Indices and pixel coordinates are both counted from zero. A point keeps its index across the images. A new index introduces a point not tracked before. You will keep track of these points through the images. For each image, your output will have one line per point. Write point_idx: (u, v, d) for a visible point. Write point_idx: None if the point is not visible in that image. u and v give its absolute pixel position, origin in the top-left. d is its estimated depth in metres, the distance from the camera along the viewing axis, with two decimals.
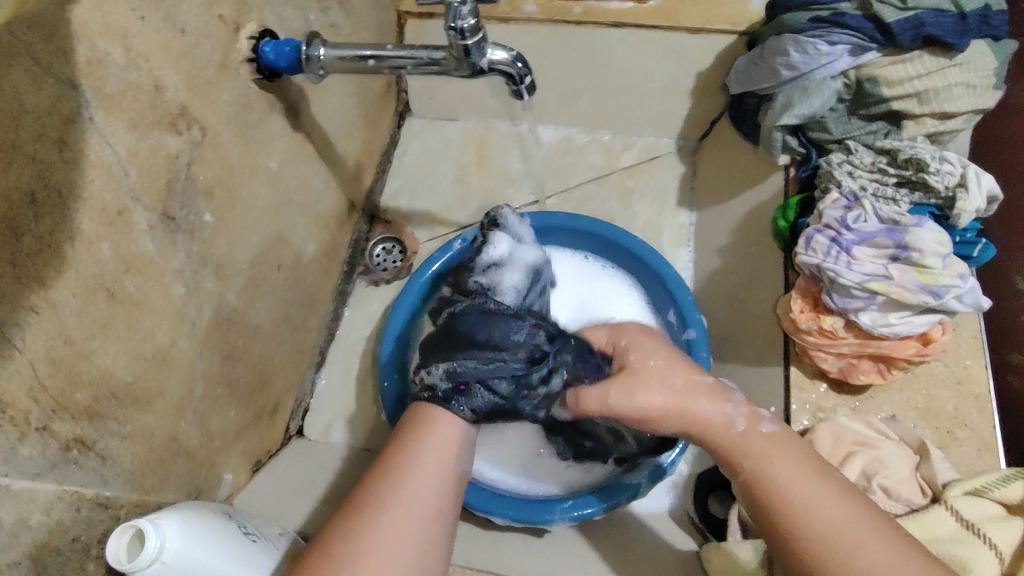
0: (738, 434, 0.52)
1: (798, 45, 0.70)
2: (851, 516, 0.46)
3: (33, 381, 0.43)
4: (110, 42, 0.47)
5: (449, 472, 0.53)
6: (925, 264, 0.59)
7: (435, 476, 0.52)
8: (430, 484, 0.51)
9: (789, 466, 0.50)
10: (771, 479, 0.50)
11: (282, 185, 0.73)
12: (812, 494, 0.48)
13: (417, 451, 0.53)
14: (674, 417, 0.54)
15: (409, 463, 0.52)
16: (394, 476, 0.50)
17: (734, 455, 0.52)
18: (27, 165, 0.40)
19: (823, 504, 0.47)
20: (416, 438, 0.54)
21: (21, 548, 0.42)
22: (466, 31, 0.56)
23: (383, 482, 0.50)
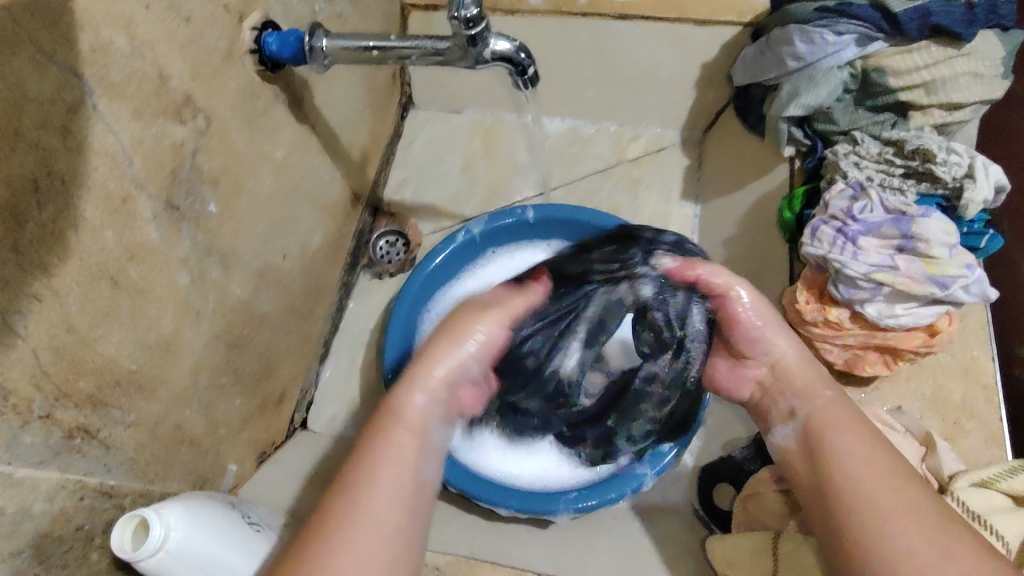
0: (814, 378, 0.57)
1: (803, 35, 0.69)
2: (884, 469, 0.48)
3: (37, 368, 0.43)
4: (115, 30, 0.47)
5: (403, 476, 0.49)
6: (932, 254, 0.59)
7: (396, 476, 0.49)
8: (392, 485, 0.48)
9: (845, 416, 0.53)
10: (825, 418, 0.53)
11: (288, 174, 0.72)
12: (860, 442, 0.50)
13: (374, 457, 0.49)
14: (762, 335, 0.59)
15: (367, 472, 0.48)
16: (349, 489, 0.47)
17: (810, 391, 0.56)
18: (28, 152, 0.40)
19: (864, 452, 0.50)
20: (373, 439, 0.51)
21: (24, 536, 0.43)
22: (468, 21, 0.56)
23: (337, 496, 0.47)
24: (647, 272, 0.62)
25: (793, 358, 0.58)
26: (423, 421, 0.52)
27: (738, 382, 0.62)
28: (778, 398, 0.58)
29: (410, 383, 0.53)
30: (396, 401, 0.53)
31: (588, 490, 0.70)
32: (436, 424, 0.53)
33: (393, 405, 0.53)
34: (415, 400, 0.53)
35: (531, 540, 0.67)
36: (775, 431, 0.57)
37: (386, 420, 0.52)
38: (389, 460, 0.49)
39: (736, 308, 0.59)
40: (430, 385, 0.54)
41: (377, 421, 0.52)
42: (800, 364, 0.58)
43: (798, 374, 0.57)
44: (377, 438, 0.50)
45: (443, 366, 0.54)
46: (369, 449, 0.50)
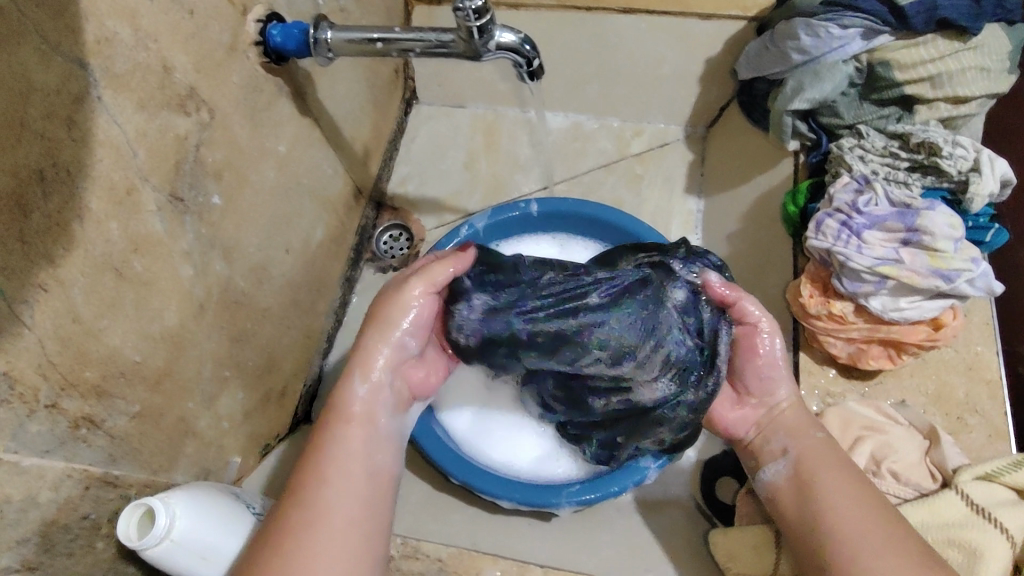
0: (801, 419, 0.59)
1: (808, 28, 0.69)
2: (867, 510, 0.50)
3: (43, 358, 0.43)
4: (118, 22, 0.47)
5: (356, 470, 0.50)
6: (937, 247, 0.59)
7: (348, 472, 0.50)
8: (345, 478, 0.49)
9: (833, 458, 0.55)
10: (814, 457, 0.55)
11: (290, 168, 0.72)
12: (846, 482, 0.53)
13: (322, 454, 0.51)
14: (772, 371, 0.60)
15: (320, 472, 0.49)
16: (301, 491, 0.49)
17: (799, 432, 0.58)
18: (34, 142, 0.40)
19: (849, 491, 0.52)
20: (320, 441, 0.52)
21: (30, 524, 0.43)
22: (473, 12, 0.55)
23: (292, 497, 0.49)
24: (686, 286, 0.60)
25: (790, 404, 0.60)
26: (368, 412, 0.53)
27: (735, 424, 0.62)
28: (770, 438, 0.59)
29: (347, 380, 0.54)
30: (336, 399, 0.54)
31: (589, 484, 0.69)
32: (383, 411, 0.55)
33: (335, 404, 0.54)
34: (356, 394, 0.54)
35: (532, 533, 0.67)
36: (766, 469, 0.58)
37: (330, 418, 0.53)
38: (337, 454, 0.51)
39: (757, 341, 0.60)
40: (369, 373, 0.54)
41: (323, 421, 0.53)
42: (788, 402, 0.60)
43: (790, 416, 0.59)
44: (323, 436, 0.52)
45: (378, 355, 0.55)
46: (320, 449, 0.51)
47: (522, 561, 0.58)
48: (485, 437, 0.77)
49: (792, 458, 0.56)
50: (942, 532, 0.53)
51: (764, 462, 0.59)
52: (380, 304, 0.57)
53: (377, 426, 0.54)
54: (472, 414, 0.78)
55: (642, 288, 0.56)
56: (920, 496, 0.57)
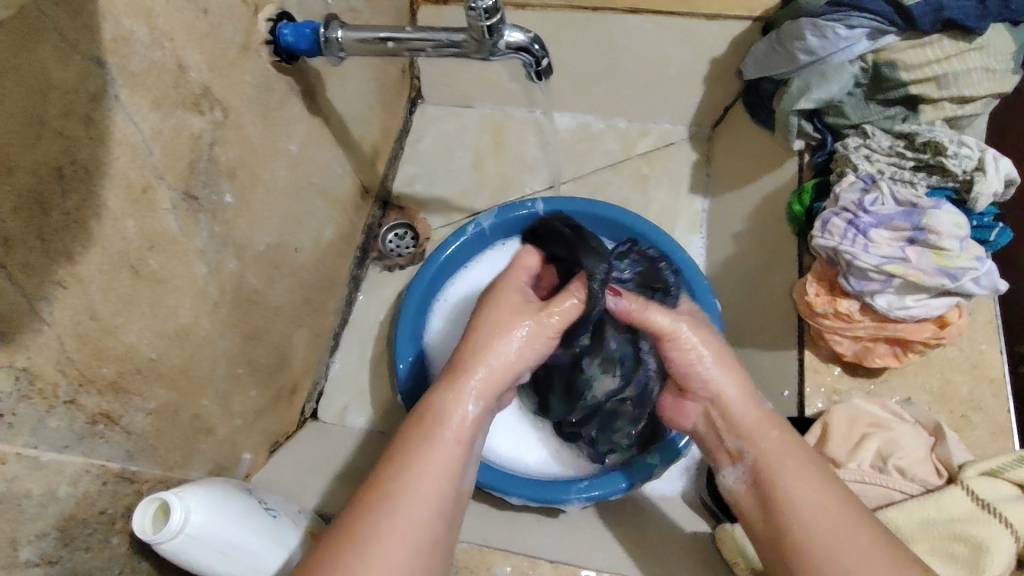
0: (755, 416, 0.58)
1: (816, 29, 0.69)
2: (838, 516, 0.50)
3: (61, 354, 0.44)
4: (134, 21, 0.47)
5: (449, 487, 0.50)
6: (942, 246, 0.59)
7: (437, 484, 0.49)
8: (432, 489, 0.49)
9: (791, 457, 0.55)
10: (770, 457, 0.55)
11: (301, 167, 0.73)
12: (804, 484, 0.53)
13: (417, 459, 0.50)
14: (704, 368, 0.60)
15: (410, 479, 0.49)
16: (396, 496, 0.47)
17: (753, 431, 0.57)
18: (54, 140, 0.41)
19: (814, 494, 0.52)
20: (416, 445, 0.51)
21: (49, 518, 0.44)
22: (485, 12, 0.56)
23: (385, 496, 0.47)
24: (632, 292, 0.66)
25: (736, 396, 0.59)
26: (469, 432, 0.54)
27: (679, 414, 0.64)
28: (726, 437, 0.60)
29: (459, 392, 0.55)
30: (442, 408, 0.54)
31: (596, 480, 0.70)
32: (477, 435, 0.55)
33: (435, 410, 0.54)
34: (465, 408, 0.54)
35: (540, 529, 0.67)
36: (727, 473, 0.59)
37: (431, 424, 0.53)
38: (435, 464, 0.50)
39: (682, 342, 0.60)
40: (482, 393, 0.55)
41: (421, 426, 0.53)
42: (738, 395, 0.59)
43: (743, 414, 0.58)
44: (423, 442, 0.51)
45: (486, 376, 0.56)
46: (416, 452, 0.51)
47: (532, 557, 0.58)
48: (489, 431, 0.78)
49: (749, 462, 0.57)
50: (948, 527, 0.54)
51: (725, 465, 0.60)
52: (496, 321, 0.59)
53: (471, 449, 0.54)
54: None
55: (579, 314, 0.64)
56: (925, 492, 0.57)
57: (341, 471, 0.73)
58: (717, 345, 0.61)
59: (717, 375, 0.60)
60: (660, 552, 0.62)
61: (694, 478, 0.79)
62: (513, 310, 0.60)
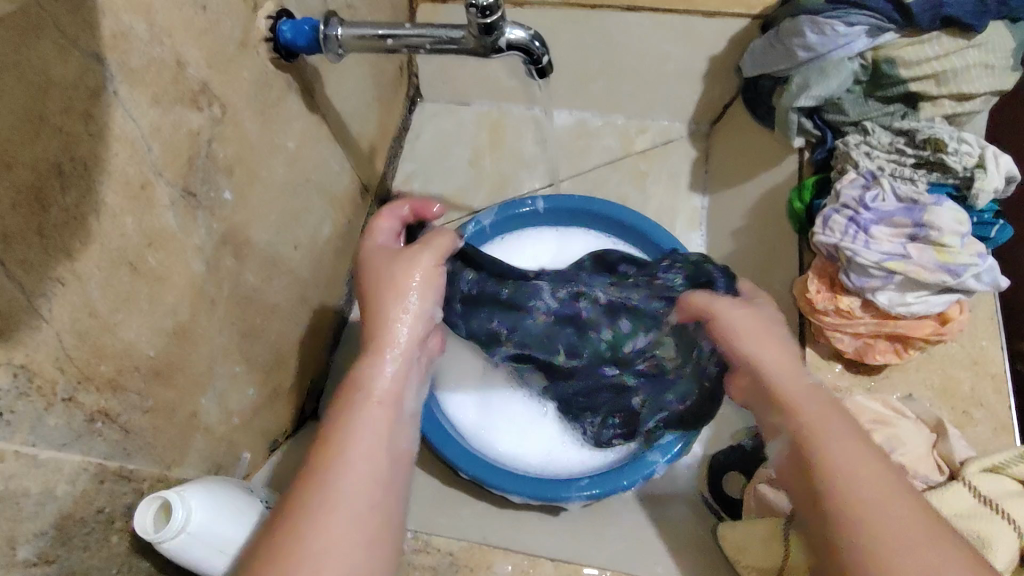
0: (800, 387, 0.54)
1: (814, 26, 0.69)
2: (891, 490, 0.45)
3: (61, 352, 0.44)
4: (134, 17, 0.47)
5: (382, 449, 0.48)
6: (944, 242, 0.59)
7: (371, 449, 0.48)
8: (367, 456, 0.47)
9: (836, 423, 0.50)
10: (814, 426, 0.50)
11: (299, 164, 0.73)
12: (856, 453, 0.47)
13: (343, 433, 0.48)
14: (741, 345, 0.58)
15: (341, 449, 0.47)
16: (326, 468, 0.45)
17: (792, 402, 0.53)
18: (53, 136, 0.41)
19: (865, 462, 0.47)
20: (340, 418, 0.49)
21: (47, 517, 0.43)
22: (484, 9, 0.56)
23: (316, 475, 0.45)
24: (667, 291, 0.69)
25: (779, 369, 0.56)
26: (391, 393, 0.52)
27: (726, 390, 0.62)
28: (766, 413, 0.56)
29: (374, 357, 0.53)
30: (361, 377, 0.52)
31: (597, 478, 0.70)
32: (406, 395, 0.54)
33: (357, 380, 0.52)
34: (383, 371, 0.53)
35: (540, 526, 0.67)
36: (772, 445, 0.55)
37: (352, 396, 0.51)
38: (363, 430, 0.49)
39: (731, 323, 0.60)
40: (398, 351, 0.54)
41: (344, 400, 0.51)
42: (774, 358, 0.56)
43: (784, 384, 0.55)
44: (347, 414, 0.50)
45: (402, 332, 0.55)
46: (340, 426, 0.49)
47: (533, 556, 0.57)
48: (493, 425, 0.78)
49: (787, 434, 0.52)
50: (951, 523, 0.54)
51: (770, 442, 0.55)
52: (381, 279, 0.58)
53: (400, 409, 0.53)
54: (476, 400, 0.79)
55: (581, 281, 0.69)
56: (929, 488, 0.57)
57: None
58: (756, 321, 0.59)
59: (758, 350, 0.57)
60: (662, 548, 0.61)
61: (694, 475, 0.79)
62: (395, 265, 0.58)
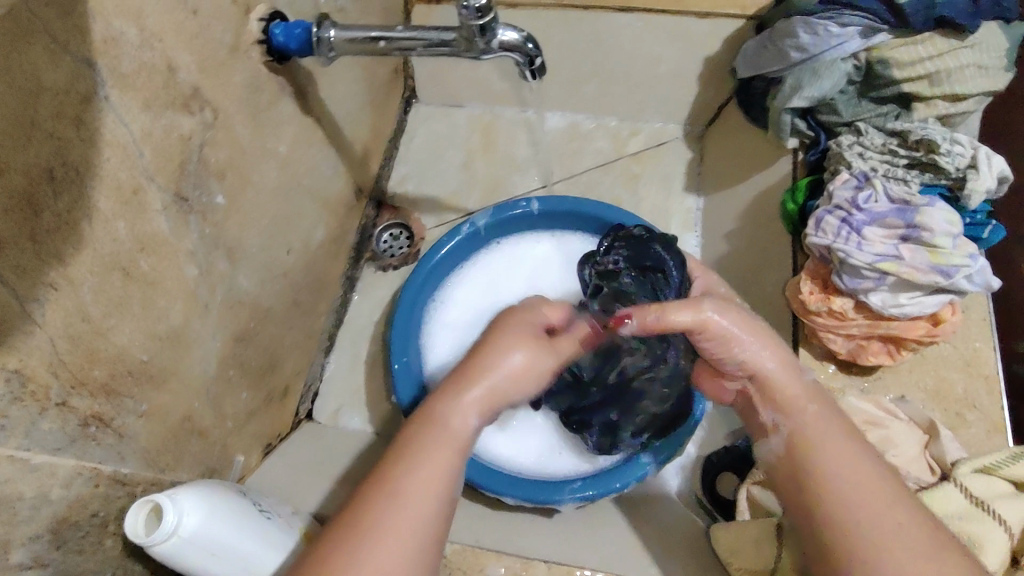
0: (799, 390, 0.54)
1: (807, 27, 0.70)
2: (890, 497, 0.47)
3: (53, 357, 0.44)
4: (125, 22, 0.47)
5: (446, 492, 0.47)
6: (936, 244, 0.59)
7: (435, 490, 0.46)
8: (428, 492, 0.46)
9: (830, 427, 0.52)
10: (814, 431, 0.52)
11: (292, 168, 0.73)
12: (852, 459, 0.49)
13: (414, 460, 0.47)
14: (739, 352, 0.56)
15: (407, 482, 0.46)
16: (393, 496, 0.45)
17: (791, 404, 0.54)
18: (45, 142, 0.41)
19: (860, 466, 0.49)
20: (415, 449, 0.47)
21: (41, 522, 0.44)
22: (477, 11, 0.56)
23: (379, 493, 0.45)
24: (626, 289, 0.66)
25: (775, 369, 0.55)
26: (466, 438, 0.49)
27: (719, 392, 0.61)
28: (761, 411, 0.56)
29: (458, 398, 0.49)
30: (441, 415, 0.49)
31: (590, 480, 0.71)
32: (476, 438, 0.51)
33: (435, 417, 0.49)
34: (465, 418, 0.49)
35: (533, 528, 0.67)
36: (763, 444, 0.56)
37: (428, 431, 0.48)
38: (433, 467, 0.47)
39: (721, 331, 0.56)
40: (484, 402, 0.50)
41: (414, 431, 0.48)
42: (775, 360, 0.56)
43: (785, 388, 0.55)
44: (413, 447, 0.47)
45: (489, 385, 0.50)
46: (409, 457, 0.47)
47: (526, 558, 0.57)
48: (490, 428, 0.79)
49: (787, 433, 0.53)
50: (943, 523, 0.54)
51: (760, 438, 0.56)
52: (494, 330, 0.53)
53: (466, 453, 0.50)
54: None
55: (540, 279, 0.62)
56: (920, 488, 0.57)
57: (335, 472, 0.73)
58: (745, 318, 0.57)
59: (762, 351, 0.56)
60: (657, 550, 0.61)
61: (689, 477, 0.80)
62: (524, 330, 0.53)
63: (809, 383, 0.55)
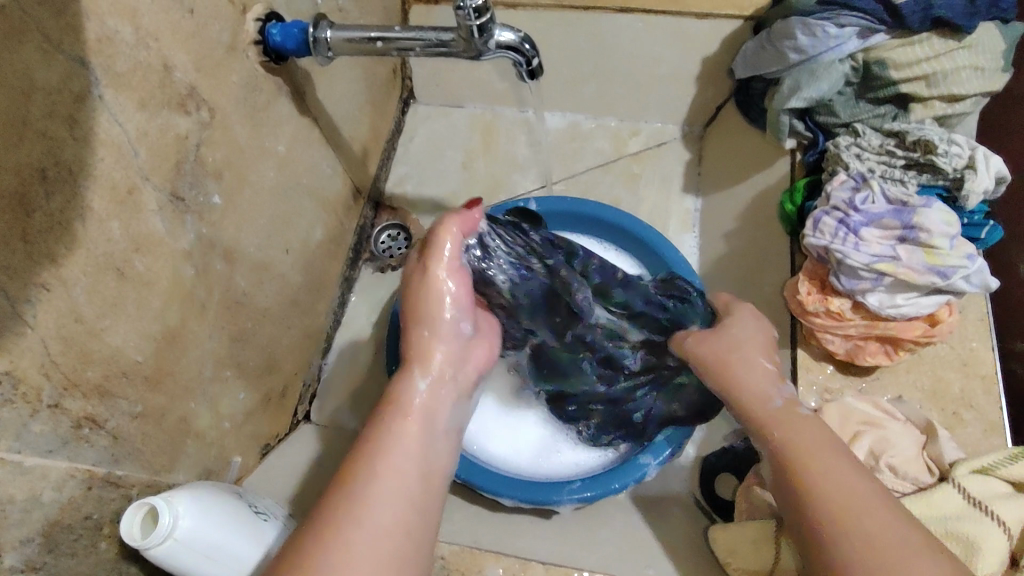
0: (773, 409, 0.54)
1: (805, 28, 0.69)
2: (870, 505, 0.46)
3: (45, 358, 0.43)
4: (119, 21, 0.47)
5: (413, 460, 0.48)
6: (933, 244, 0.59)
7: (399, 463, 0.47)
8: (398, 465, 0.47)
9: (809, 440, 0.51)
10: (790, 447, 0.51)
11: (289, 168, 0.72)
12: (830, 470, 0.49)
13: (374, 441, 0.48)
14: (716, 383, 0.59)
15: (371, 459, 0.47)
16: (354, 475, 0.46)
17: (766, 426, 0.54)
18: (37, 141, 0.40)
19: (835, 477, 0.48)
20: (375, 431, 0.49)
21: (33, 524, 0.43)
22: (473, 11, 0.55)
23: (348, 479, 0.46)
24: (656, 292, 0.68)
25: (755, 395, 0.56)
26: (427, 406, 0.51)
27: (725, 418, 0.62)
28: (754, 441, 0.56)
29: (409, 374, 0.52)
30: (398, 394, 0.51)
31: (589, 481, 0.71)
32: (443, 407, 0.52)
33: (393, 396, 0.52)
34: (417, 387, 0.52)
35: (531, 529, 0.67)
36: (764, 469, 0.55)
37: (388, 411, 0.51)
38: (397, 440, 0.48)
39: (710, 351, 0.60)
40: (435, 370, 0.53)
41: (379, 414, 0.51)
42: (755, 380, 0.57)
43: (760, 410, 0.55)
44: (377, 429, 0.49)
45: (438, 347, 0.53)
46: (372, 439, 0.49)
47: (524, 559, 0.57)
48: (488, 427, 0.78)
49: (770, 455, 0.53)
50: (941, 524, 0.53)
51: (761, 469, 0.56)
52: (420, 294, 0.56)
53: (434, 423, 0.51)
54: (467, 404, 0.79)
55: (524, 232, 0.62)
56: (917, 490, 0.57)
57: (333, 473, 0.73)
58: (712, 344, 0.60)
59: (730, 372, 0.57)
60: (655, 551, 0.61)
61: (688, 478, 0.79)
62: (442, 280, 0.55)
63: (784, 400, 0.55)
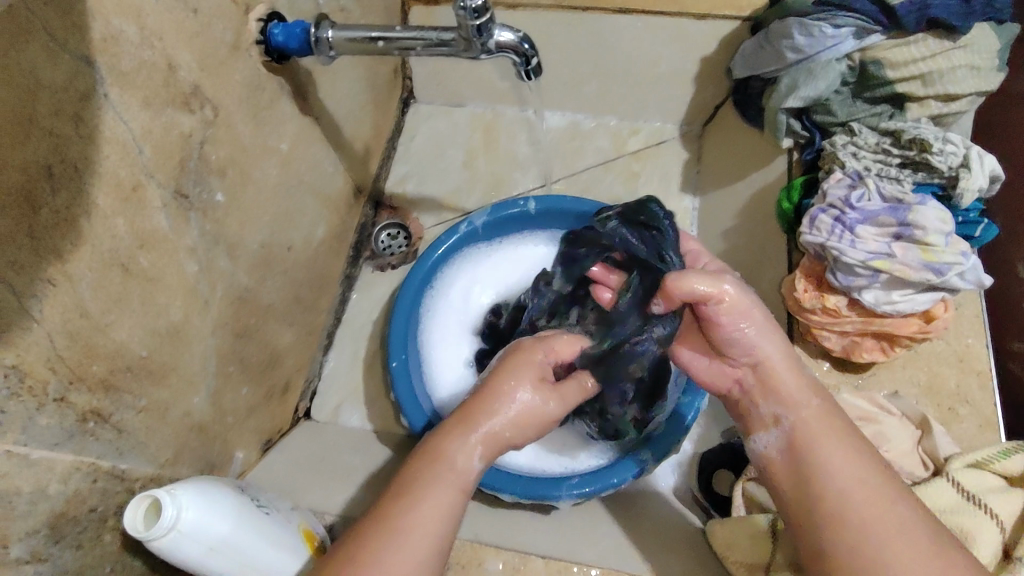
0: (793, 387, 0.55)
1: (802, 28, 0.70)
2: (887, 497, 0.48)
3: (52, 352, 0.44)
4: (124, 20, 0.47)
5: (445, 523, 0.49)
6: (928, 241, 0.60)
7: (433, 521, 0.49)
8: (428, 527, 0.48)
9: (829, 426, 0.53)
10: (808, 428, 0.53)
11: (292, 166, 0.73)
12: (847, 459, 0.51)
13: (416, 493, 0.49)
14: (744, 335, 0.57)
15: (407, 506, 0.48)
16: (393, 526, 0.47)
17: (788, 403, 0.55)
18: (43, 139, 0.41)
19: (846, 464, 0.50)
20: (416, 481, 0.50)
21: (40, 516, 0.44)
22: (474, 11, 0.56)
23: (382, 523, 0.48)
24: (591, 254, 0.74)
25: (777, 360, 0.56)
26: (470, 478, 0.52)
27: (716, 379, 0.61)
28: (760, 403, 0.57)
29: (465, 438, 0.52)
30: (443, 450, 0.52)
31: (588, 477, 0.71)
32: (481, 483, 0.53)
33: (439, 451, 0.52)
34: (474, 462, 0.52)
35: (531, 524, 0.68)
36: (758, 437, 0.57)
37: (431, 467, 0.51)
38: (436, 501, 0.49)
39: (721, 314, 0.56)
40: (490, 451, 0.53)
41: (419, 464, 0.52)
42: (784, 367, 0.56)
43: (784, 379, 0.56)
44: (419, 481, 0.50)
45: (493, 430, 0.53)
46: (414, 493, 0.49)
47: (524, 552, 0.58)
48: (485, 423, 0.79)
49: (789, 426, 0.54)
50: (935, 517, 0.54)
51: (758, 430, 0.57)
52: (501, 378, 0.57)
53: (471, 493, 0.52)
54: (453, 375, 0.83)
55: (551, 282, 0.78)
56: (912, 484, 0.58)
57: (335, 467, 0.73)
58: (757, 307, 0.57)
59: (761, 349, 0.56)
60: (653, 544, 0.62)
61: (686, 473, 0.80)
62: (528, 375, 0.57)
63: (807, 381, 0.56)
